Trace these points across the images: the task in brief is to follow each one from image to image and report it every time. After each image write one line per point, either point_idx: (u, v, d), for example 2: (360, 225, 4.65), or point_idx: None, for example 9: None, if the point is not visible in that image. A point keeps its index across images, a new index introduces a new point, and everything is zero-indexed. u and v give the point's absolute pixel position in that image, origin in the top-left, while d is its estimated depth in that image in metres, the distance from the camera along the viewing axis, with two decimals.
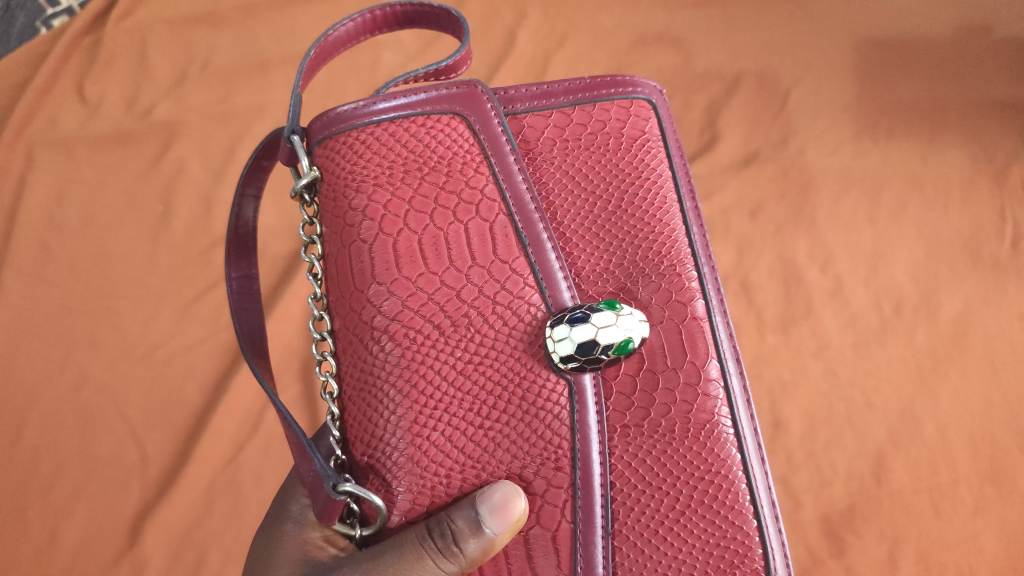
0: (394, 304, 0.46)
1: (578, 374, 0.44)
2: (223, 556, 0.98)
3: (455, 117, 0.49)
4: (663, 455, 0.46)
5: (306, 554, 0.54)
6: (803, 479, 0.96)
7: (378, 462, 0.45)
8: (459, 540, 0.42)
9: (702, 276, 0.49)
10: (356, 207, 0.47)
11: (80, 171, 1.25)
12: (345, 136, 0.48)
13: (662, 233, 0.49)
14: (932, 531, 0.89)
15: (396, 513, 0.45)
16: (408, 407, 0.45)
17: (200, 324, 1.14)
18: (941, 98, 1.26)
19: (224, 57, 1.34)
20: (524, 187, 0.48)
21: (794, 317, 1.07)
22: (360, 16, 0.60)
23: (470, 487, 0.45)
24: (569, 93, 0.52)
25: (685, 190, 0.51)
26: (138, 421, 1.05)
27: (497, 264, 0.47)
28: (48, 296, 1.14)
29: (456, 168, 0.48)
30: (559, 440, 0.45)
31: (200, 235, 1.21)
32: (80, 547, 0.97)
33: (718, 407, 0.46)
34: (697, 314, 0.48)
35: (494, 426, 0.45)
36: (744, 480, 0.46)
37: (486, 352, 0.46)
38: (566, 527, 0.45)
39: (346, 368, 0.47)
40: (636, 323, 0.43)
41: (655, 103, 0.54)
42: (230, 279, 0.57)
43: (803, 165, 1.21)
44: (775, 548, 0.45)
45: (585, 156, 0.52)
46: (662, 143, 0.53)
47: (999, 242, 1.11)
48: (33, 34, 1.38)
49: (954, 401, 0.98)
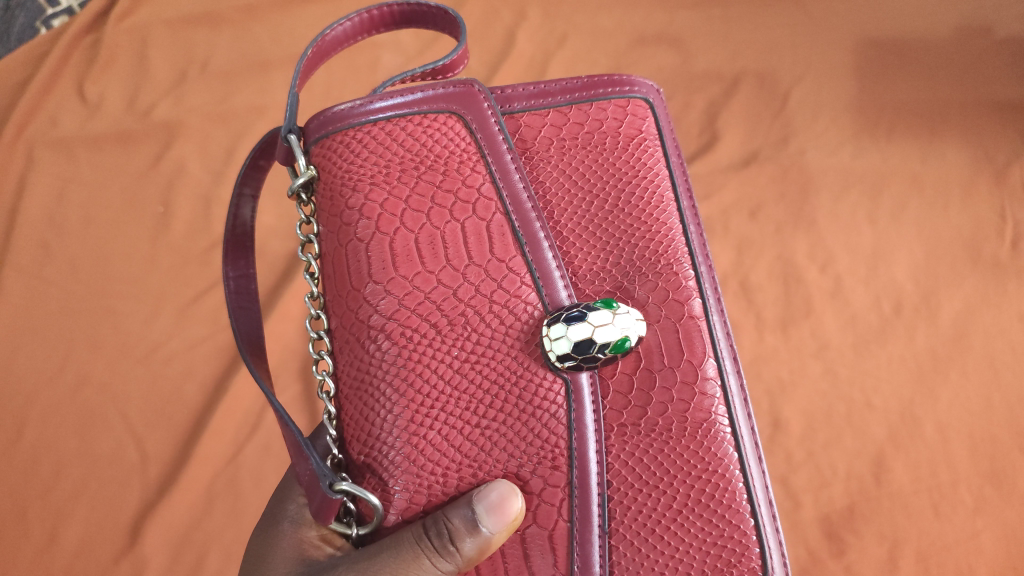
0: (390, 303, 0.46)
1: (575, 373, 0.44)
2: (222, 556, 0.98)
3: (452, 116, 0.49)
4: (659, 454, 0.46)
5: (303, 554, 0.54)
6: (802, 479, 0.96)
7: (374, 461, 0.45)
8: (455, 539, 0.42)
9: (699, 274, 0.49)
10: (353, 206, 0.47)
11: (81, 171, 1.25)
12: (342, 135, 0.48)
13: (658, 232, 0.49)
14: (931, 532, 0.89)
15: (393, 512, 0.45)
16: (404, 406, 0.45)
17: (199, 323, 1.14)
18: (941, 98, 1.26)
19: (224, 58, 1.34)
20: (521, 187, 0.48)
21: (794, 317, 1.07)
22: (358, 16, 0.60)
23: (466, 486, 0.45)
24: (566, 92, 0.53)
25: (682, 188, 0.51)
26: (138, 421, 1.06)
27: (494, 262, 0.47)
28: (49, 296, 1.14)
29: (452, 167, 0.48)
30: (556, 439, 0.45)
31: (199, 235, 1.21)
32: (79, 547, 0.97)
33: (715, 406, 0.46)
34: (694, 313, 0.48)
35: (490, 425, 0.45)
36: (741, 479, 0.46)
37: (483, 350, 0.45)
38: (563, 525, 0.45)
39: (343, 367, 0.47)
40: (632, 322, 0.43)
41: (653, 102, 0.54)
42: (228, 278, 0.57)
43: (803, 165, 1.21)
44: (772, 547, 0.45)
45: (583, 155, 0.52)
46: (658, 142, 0.53)
47: (999, 242, 1.11)
48: (33, 34, 1.39)
49: (954, 401, 0.98)
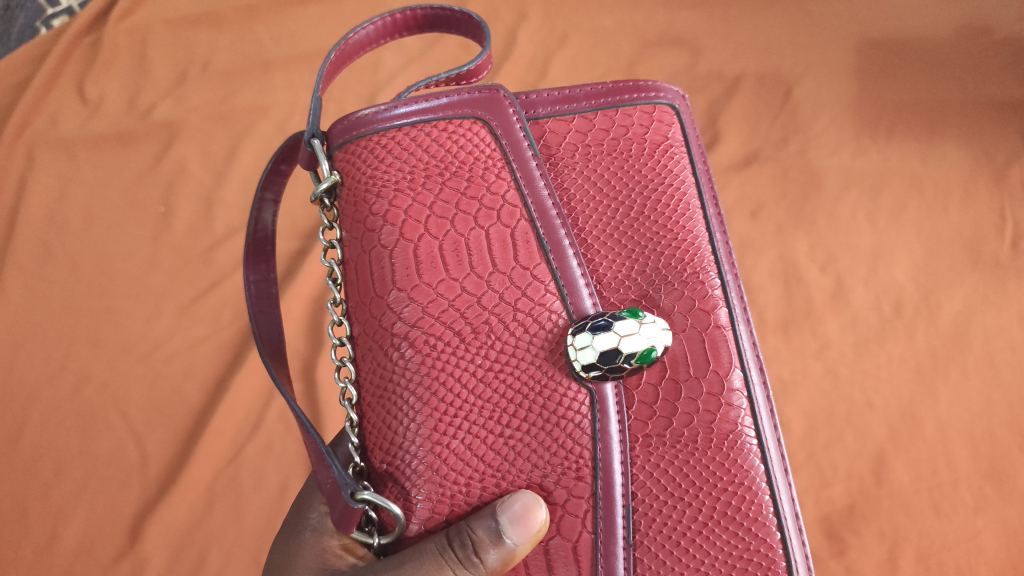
0: (414, 311, 0.45)
1: (600, 383, 0.44)
2: (223, 556, 0.97)
3: (477, 121, 0.49)
4: (685, 465, 0.45)
5: (324, 562, 0.53)
6: (803, 480, 0.96)
7: (396, 470, 0.45)
8: (480, 550, 0.42)
9: (725, 283, 0.48)
10: (377, 212, 0.46)
11: (82, 170, 1.24)
12: (366, 140, 0.48)
13: (684, 240, 0.49)
14: (932, 532, 0.89)
15: (415, 522, 0.45)
16: (428, 414, 0.44)
17: (200, 322, 1.12)
18: (943, 99, 1.26)
19: (225, 56, 1.33)
20: (546, 195, 0.48)
21: (795, 318, 1.07)
22: (380, 20, 0.60)
23: (489, 496, 0.45)
24: (590, 98, 0.52)
25: (708, 196, 0.51)
26: (138, 421, 1.04)
27: (518, 270, 0.46)
28: (49, 295, 1.13)
29: (477, 173, 0.48)
30: (580, 450, 0.45)
31: (200, 233, 1.19)
32: (79, 547, 0.96)
33: (742, 417, 0.46)
34: (720, 322, 0.47)
35: (514, 434, 0.45)
36: (768, 491, 0.45)
37: (507, 358, 0.45)
38: (587, 537, 0.45)
39: (365, 374, 0.47)
40: (659, 331, 0.42)
41: (678, 108, 0.54)
42: (248, 283, 0.57)
43: (805, 166, 1.21)
44: (798, 559, 0.45)
45: (608, 162, 0.51)
46: (684, 149, 0.52)
47: (999, 242, 1.11)
48: (33, 34, 1.36)
49: (954, 401, 0.98)
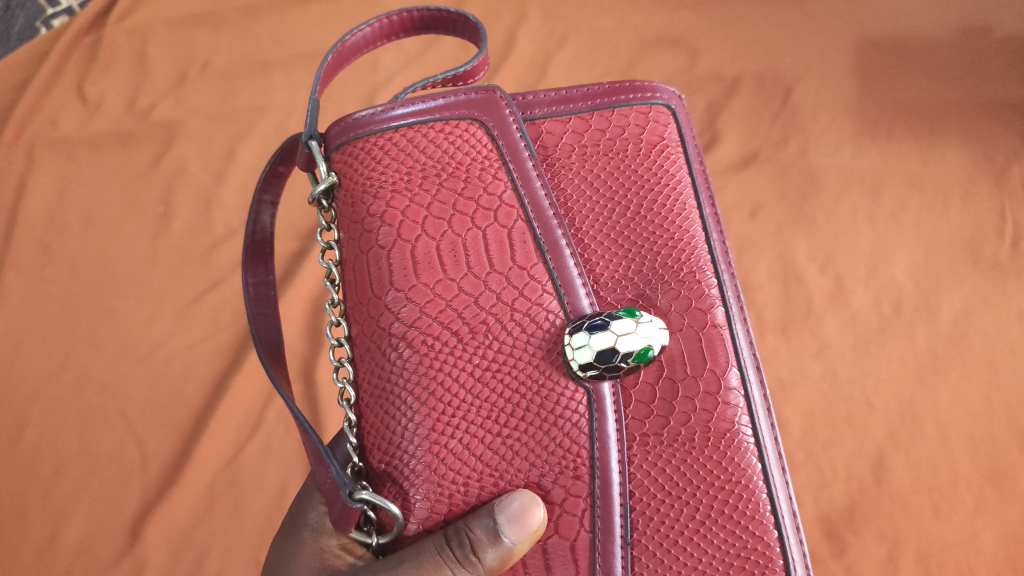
0: (412, 311, 0.45)
1: (597, 382, 0.44)
2: (223, 556, 0.97)
3: (474, 122, 0.49)
4: (682, 464, 0.45)
5: (323, 562, 0.53)
6: (802, 479, 0.96)
7: (394, 470, 0.45)
8: (478, 549, 0.42)
9: (722, 283, 0.48)
10: (374, 212, 0.46)
11: (81, 170, 1.24)
12: (363, 141, 0.48)
13: (681, 239, 0.49)
14: (931, 531, 0.89)
15: (413, 521, 0.45)
16: (425, 414, 0.45)
17: (199, 323, 1.12)
18: (942, 98, 1.26)
19: (225, 56, 1.33)
20: (543, 195, 0.48)
21: (794, 317, 1.08)
22: (378, 22, 0.60)
23: (487, 496, 0.45)
24: (586, 99, 0.53)
25: (704, 196, 0.51)
26: (138, 421, 1.05)
27: (515, 270, 0.46)
28: (48, 296, 1.13)
29: (474, 174, 0.48)
30: (578, 449, 0.45)
31: (199, 234, 1.19)
32: (79, 547, 0.96)
33: (739, 415, 0.46)
34: (717, 321, 0.47)
35: (511, 434, 0.45)
36: (764, 490, 0.45)
37: (504, 358, 0.45)
38: (585, 536, 0.45)
39: (363, 375, 0.47)
40: (655, 330, 0.43)
41: (674, 108, 0.54)
42: (247, 285, 0.57)
43: (804, 166, 1.21)
44: (795, 557, 0.45)
45: (605, 162, 0.51)
46: (680, 148, 0.53)
47: (998, 242, 1.11)
48: (33, 34, 1.37)
49: (954, 401, 0.98)
